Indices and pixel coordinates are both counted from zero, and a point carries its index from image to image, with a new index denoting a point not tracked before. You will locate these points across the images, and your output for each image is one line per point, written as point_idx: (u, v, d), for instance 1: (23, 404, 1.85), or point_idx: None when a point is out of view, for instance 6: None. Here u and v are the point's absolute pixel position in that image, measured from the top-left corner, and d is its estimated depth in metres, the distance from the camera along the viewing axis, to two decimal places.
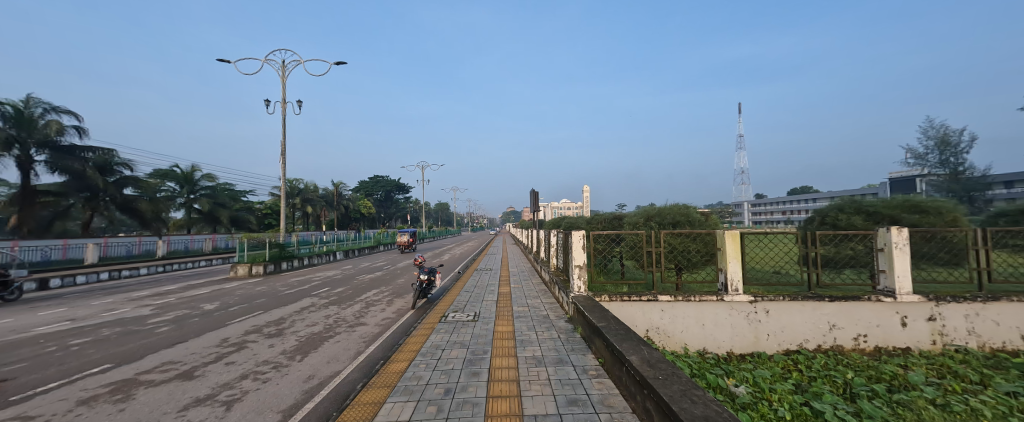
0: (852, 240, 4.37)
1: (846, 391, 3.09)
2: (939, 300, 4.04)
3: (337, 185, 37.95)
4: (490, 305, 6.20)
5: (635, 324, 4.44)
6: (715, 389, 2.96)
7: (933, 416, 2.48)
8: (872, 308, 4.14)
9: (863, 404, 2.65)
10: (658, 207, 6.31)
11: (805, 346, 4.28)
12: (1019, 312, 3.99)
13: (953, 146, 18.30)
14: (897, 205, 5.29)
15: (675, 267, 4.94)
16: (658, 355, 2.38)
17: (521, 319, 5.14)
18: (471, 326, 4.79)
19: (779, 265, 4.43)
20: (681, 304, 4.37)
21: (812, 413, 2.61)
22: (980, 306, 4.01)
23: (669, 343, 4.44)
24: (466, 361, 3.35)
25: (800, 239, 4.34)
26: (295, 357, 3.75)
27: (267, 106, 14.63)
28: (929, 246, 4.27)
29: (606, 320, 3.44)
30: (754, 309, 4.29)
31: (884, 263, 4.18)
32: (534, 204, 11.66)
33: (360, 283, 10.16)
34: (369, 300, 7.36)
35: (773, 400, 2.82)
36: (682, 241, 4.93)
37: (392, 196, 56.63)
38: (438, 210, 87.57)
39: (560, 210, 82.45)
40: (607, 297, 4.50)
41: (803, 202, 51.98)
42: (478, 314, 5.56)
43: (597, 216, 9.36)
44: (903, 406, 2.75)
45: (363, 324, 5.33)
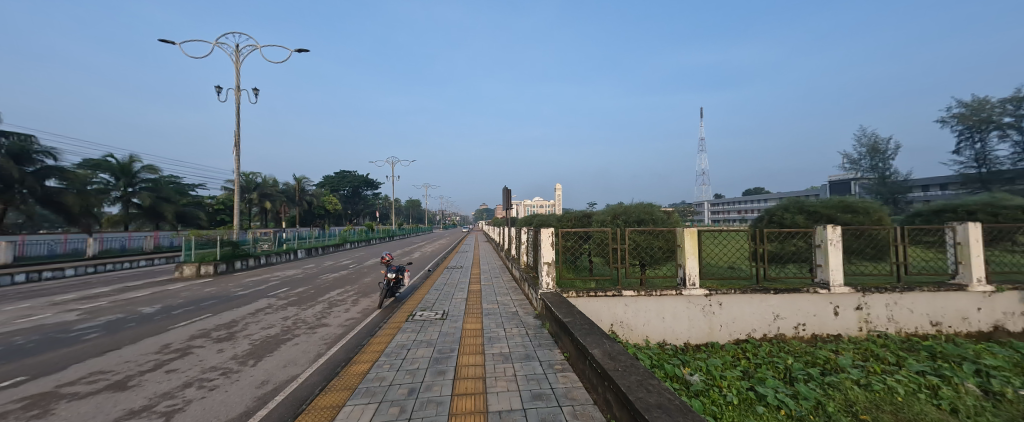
0: (794, 237, 4.77)
1: (785, 375, 3.38)
2: (866, 291, 4.50)
3: (299, 180, 36.04)
4: (460, 303, 6.12)
5: (601, 319, 4.56)
6: (672, 379, 3.12)
7: (858, 397, 2.76)
8: (810, 299, 4.54)
9: (799, 387, 2.91)
10: (623, 205, 6.57)
11: (754, 335, 4.60)
12: (929, 301, 4.52)
13: (881, 153, 20.40)
14: (832, 206, 5.85)
15: (640, 262, 5.17)
16: (619, 348, 2.47)
17: (491, 316, 5.12)
18: (439, 325, 4.72)
19: (732, 261, 4.72)
20: (643, 299, 4.57)
21: (757, 397, 2.83)
22: (898, 296, 4.52)
23: (632, 337, 4.61)
24: (432, 360, 3.31)
25: (750, 236, 4.67)
26: (247, 362, 3.52)
27: (219, 93, 13.72)
28: (858, 242, 4.74)
29: (572, 316, 3.52)
30: (709, 302, 4.57)
31: (821, 258, 4.59)
32: (506, 201, 11.69)
33: (323, 282, 9.70)
34: (332, 301, 7.05)
35: (723, 387, 3.01)
36: (645, 239, 5.20)
37: (360, 192, 54.74)
38: (409, 207, 85.66)
39: (532, 207, 82.73)
40: (574, 293, 4.59)
41: (756, 203, 55.94)
42: (447, 312, 5.48)
43: (568, 214, 9.57)
44: (833, 387, 3.04)
45: (325, 326, 5.10)
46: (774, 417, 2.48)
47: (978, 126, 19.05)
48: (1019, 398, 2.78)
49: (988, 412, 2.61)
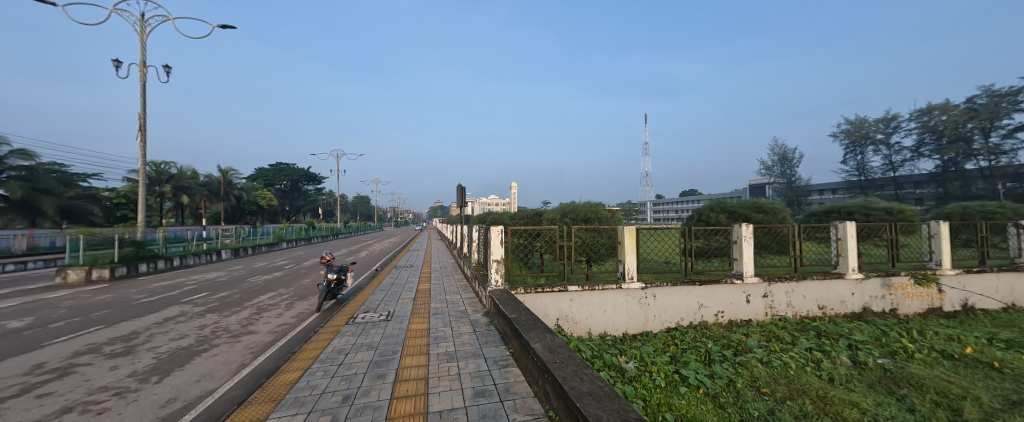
0: (716, 234, 5.32)
1: (705, 357, 3.77)
2: (771, 280, 5.17)
3: (225, 172, 32.20)
4: (406, 304, 5.91)
5: (547, 314, 4.69)
6: (609, 367, 3.31)
7: (761, 375, 3.16)
8: (728, 289, 5.09)
9: (715, 368, 3.26)
10: (572, 204, 6.82)
11: (682, 323, 5.05)
12: (818, 288, 5.31)
13: (790, 160, 23.47)
14: (748, 206, 6.65)
15: (585, 259, 5.41)
16: (559, 341, 2.57)
17: (438, 316, 5.02)
18: (382, 326, 4.52)
19: (666, 256, 5.13)
20: (587, 293, 4.79)
21: (681, 379, 3.12)
22: (796, 284, 5.25)
23: (576, 330, 4.80)
24: (372, 363, 3.16)
25: (682, 234, 5.11)
26: (150, 379, 3.08)
27: (117, 68, 11.73)
28: (767, 238, 5.44)
29: (518, 312, 3.59)
30: (644, 294, 4.92)
31: (737, 253, 5.18)
32: (459, 199, 11.54)
33: (251, 286, 8.77)
34: (261, 305, 6.41)
35: (653, 372, 3.27)
36: (591, 236, 5.44)
37: (299, 186, 50.51)
38: (356, 204, 80.72)
39: (487, 204, 82.50)
40: (522, 290, 4.66)
41: (690, 203, 61.31)
42: (392, 313, 5.28)
43: (520, 212, 9.71)
44: (743, 365, 3.46)
45: (251, 333, 4.62)
46: (694, 396, 2.76)
47: (860, 141, 22.82)
48: (876, 366, 3.42)
49: (854, 378, 3.17)
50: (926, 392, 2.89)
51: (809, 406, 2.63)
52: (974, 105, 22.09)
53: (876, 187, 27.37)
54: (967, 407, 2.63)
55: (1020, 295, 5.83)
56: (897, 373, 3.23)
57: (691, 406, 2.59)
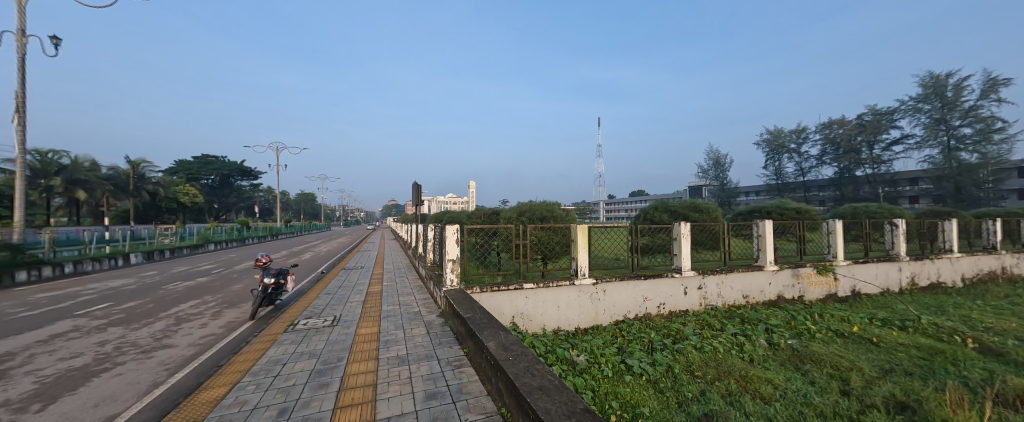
0: (659, 232, 5.72)
1: (648, 346, 4.04)
2: (704, 273, 5.69)
3: (135, 164, 28.09)
4: (355, 307, 5.60)
5: (503, 312, 4.72)
6: (562, 361, 3.41)
7: (695, 360, 3.46)
8: (669, 283, 5.50)
9: (657, 356, 3.51)
10: (529, 203, 6.91)
11: (629, 316, 5.35)
12: (744, 279, 5.94)
13: (723, 165, 25.90)
14: (686, 206, 7.25)
15: (541, 257, 5.52)
16: (513, 338, 2.60)
17: (390, 318, 4.82)
18: (327, 332, 4.24)
19: (615, 252, 5.41)
20: (542, 290, 4.89)
21: (627, 368, 3.31)
22: (725, 276, 5.82)
23: (531, 326, 4.87)
24: (313, 373, 2.95)
25: (630, 232, 5.42)
26: (31, 408, 2.60)
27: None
28: (702, 235, 5.97)
29: (473, 312, 3.56)
30: (596, 289, 5.15)
31: (676, 248, 5.62)
32: (414, 197, 11.17)
33: (169, 294, 7.73)
34: (181, 315, 5.68)
35: (602, 363, 3.43)
36: (546, 234, 5.56)
37: (230, 181, 45.67)
38: (298, 201, 74.80)
39: (443, 202, 80.97)
40: (478, 288, 4.62)
41: (637, 203, 65.29)
42: (339, 317, 4.97)
43: (478, 211, 9.64)
44: (680, 352, 3.76)
45: (167, 347, 4.08)
46: (637, 384, 2.95)
47: (778, 149, 25.94)
48: (786, 346, 3.92)
49: (769, 358, 3.61)
50: (823, 366, 3.38)
51: (733, 385, 2.94)
52: (862, 122, 26.15)
53: (790, 190, 31.23)
54: (851, 376, 3.12)
55: (895, 281, 7.02)
56: (801, 351, 3.74)
57: (635, 393, 2.77)
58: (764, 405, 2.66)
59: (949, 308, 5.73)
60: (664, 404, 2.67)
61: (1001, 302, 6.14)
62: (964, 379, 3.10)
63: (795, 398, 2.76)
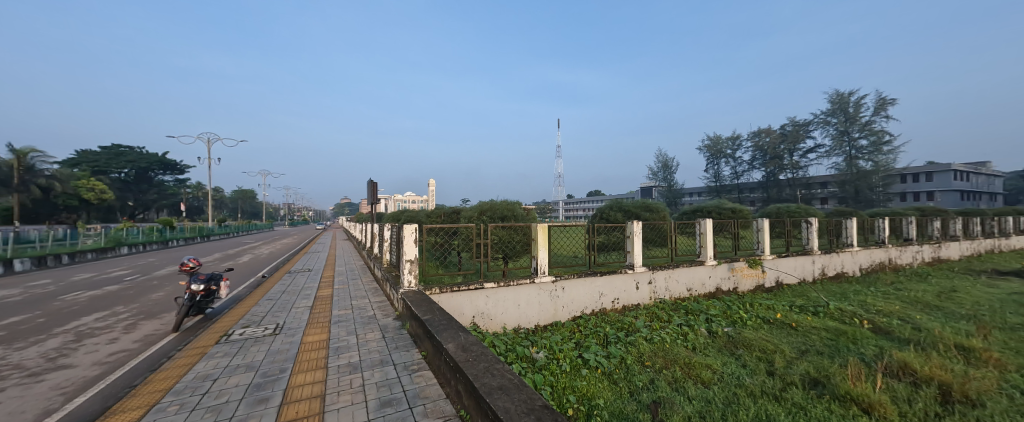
0: (614, 230, 5.94)
1: (603, 340, 4.17)
2: (654, 269, 6.01)
3: (25, 155, 23.98)
4: (301, 313, 5.20)
5: (463, 313, 4.62)
6: (521, 359, 3.40)
7: (647, 351, 3.63)
8: (623, 278, 5.74)
9: (612, 349, 3.63)
10: (489, 202, 6.86)
11: (585, 312, 5.50)
12: (689, 273, 6.36)
13: (670, 168, 27.66)
14: (638, 206, 7.63)
15: (501, 256, 5.50)
16: (473, 339, 2.54)
17: (341, 323, 4.53)
18: (267, 342, 3.88)
19: (574, 251, 5.54)
20: (502, 289, 4.86)
21: (584, 362, 3.38)
22: (673, 271, 6.20)
23: (491, 326, 4.83)
24: (250, 387, 2.68)
25: (587, 231, 5.58)
26: None
27: None
28: (652, 233, 6.30)
29: (431, 313, 3.44)
30: (555, 287, 5.23)
31: (630, 246, 5.88)
32: (369, 195, 10.66)
33: (69, 306, 6.65)
34: (85, 330, 4.90)
35: (561, 358, 3.48)
36: (506, 233, 5.54)
37: (146, 175, 40.49)
38: (237, 200, 68.43)
39: (400, 201, 78.56)
40: (437, 289, 4.49)
41: (593, 202, 67.87)
42: (282, 325, 4.58)
43: (436, 210, 9.42)
44: (633, 344, 3.92)
45: (65, 368, 3.49)
46: (594, 377, 3.03)
47: (717, 154, 28.30)
48: (725, 334, 4.25)
49: (710, 345, 3.89)
50: (755, 350, 3.71)
51: (678, 372, 3.12)
52: (784, 131, 29.38)
53: (727, 191, 34.17)
54: (777, 357, 3.47)
55: (810, 272, 7.90)
56: (737, 337, 4.08)
57: (591, 385, 2.84)
58: (705, 390, 2.86)
59: (851, 294, 6.57)
60: (617, 395, 2.76)
61: (889, 288, 7.18)
62: (865, 355, 3.57)
63: (732, 381, 3.00)
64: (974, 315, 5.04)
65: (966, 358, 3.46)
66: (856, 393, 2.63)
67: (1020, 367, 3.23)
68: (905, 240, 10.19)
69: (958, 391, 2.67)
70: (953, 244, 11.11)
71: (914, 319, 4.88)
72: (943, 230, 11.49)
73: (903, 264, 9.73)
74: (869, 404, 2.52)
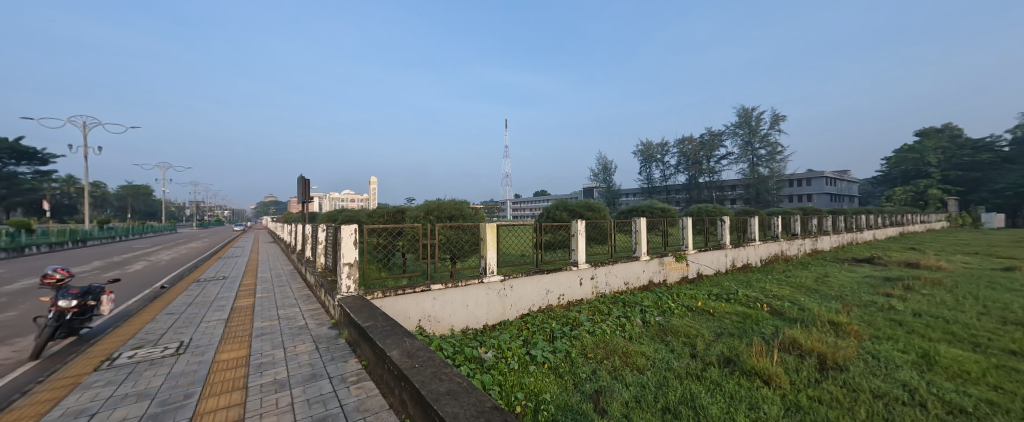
0: (560, 229, 6.14)
1: (550, 336, 4.25)
2: (596, 265, 6.30)
3: None
4: (212, 328, 4.54)
5: (408, 317, 4.39)
6: (470, 360, 3.32)
7: (591, 344, 3.76)
8: (568, 275, 5.93)
9: (558, 344, 3.71)
10: (436, 202, 6.65)
11: (533, 309, 5.57)
12: (627, 268, 6.78)
13: (608, 170, 29.37)
14: (581, 205, 7.95)
15: (449, 256, 5.35)
16: (419, 344, 2.41)
17: (265, 336, 4.04)
18: (167, 364, 3.32)
19: (522, 250, 5.59)
20: (450, 290, 4.72)
21: (533, 359, 3.40)
22: (613, 266, 6.56)
23: (439, 328, 4.66)
24: (143, 420, 2.25)
25: (535, 230, 5.66)
26: None
27: None
28: (594, 231, 6.61)
29: (373, 319, 3.21)
30: (503, 285, 5.23)
31: (574, 244, 6.10)
32: (299, 194, 9.74)
33: None
34: None
35: (509, 357, 3.46)
36: (455, 233, 5.40)
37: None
38: (131, 198, 58.33)
39: (338, 201, 73.36)
40: (380, 293, 4.21)
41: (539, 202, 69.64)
42: (188, 343, 3.96)
43: (377, 210, 8.92)
44: (578, 338, 4.05)
45: None
46: (541, 373, 3.06)
47: (648, 158, 30.72)
48: (657, 323, 4.58)
49: (645, 334, 4.18)
50: (680, 336, 4.06)
51: (617, 361, 3.29)
52: (702, 139, 32.92)
53: (658, 192, 37.26)
54: (699, 341, 3.82)
55: (724, 264, 8.89)
56: (668, 325, 4.43)
57: (538, 381, 2.86)
58: (640, 375, 3.04)
59: (755, 282, 7.55)
60: (562, 388, 2.82)
61: (783, 275, 8.37)
62: (765, 333, 4.11)
63: (662, 365, 3.23)
64: (841, 295, 6.07)
65: (835, 330, 4.13)
66: (759, 367, 2.99)
67: (870, 335, 3.94)
68: (793, 235, 11.97)
69: (831, 359, 3.17)
70: (826, 237, 13.35)
71: (799, 300, 5.74)
72: (818, 226, 13.77)
73: (791, 255, 11.41)
74: (769, 376, 2.89)
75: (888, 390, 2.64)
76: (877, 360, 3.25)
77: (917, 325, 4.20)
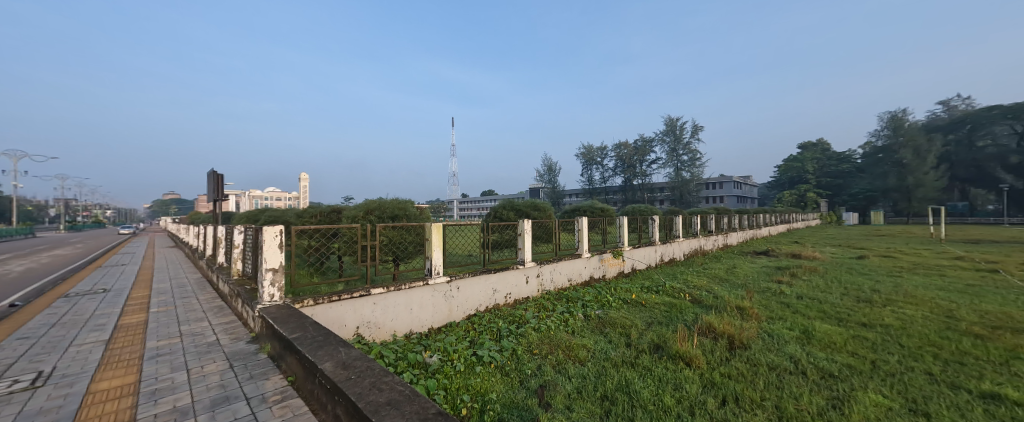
0: (507, 228, 6.24)
1: (496, 335, 4.29)
2: (541, 263, 6.50)
3: None
4: (88, 352, 3.80)
5: (344, 324, 4.12)
6: (414, 366, 3.23)
7: (535, 341, 3.87)
8: (514, 273, 6.03)
9: (504, 342, 3.77)
10: (377, 201, 6.32)
11: (479, 309, 5.57)
12: (570, 265, 7.09)
13: (552, 171, 30.40)
14: (527, 205, 8.15)
15: (391, 258, 5.13)
16: (356, 353, 2.28)
17: (163, 358, 3.50)
18: (17, 402, 2.70)
19: (468, 250, 5.56)
20: (392, 294, 4.53)
21: (479, 359, 3.41)
22: (557, 264, 6.81)
23: (379, 335, 4.45)
24: None
25: (482, 229, 5.67)
26: None
27: None
28: (539, 230, 6.81)
29: (302, 330, 2.95)
30: (449, 286, 5.16)
31: (520, 243, 6.23)
32: (212, 191, 8.60)
33: None
34: None
35: (455, 359, 3.43)
36: (398, 234, 5.20)
37: None
38: None
39: (262, 200, 66.12)
40: (311, 301, 3.89)
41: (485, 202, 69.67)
42: (51, 373, 3.27)
43: (308, 210, 8.21)
44: (523, 335, 4.14)
45: None
46: (487, 373, 3.08)
47: (589, 161, 32.43)
48: (596, 316, 4.87)
49: (585, 327, 4.42)
50: (616, 327, 4.36)
51: (560, 355, 3.44)
52: (636, 145, 35.60)
53: (597, 193, 39.49)
54: (633, 331, 4.14)
55: (654, 259, 9.72)
56: (605, 318, 4.73)
57: (484, 381, 2.88)
58: (581, 367, 3.21)
59: (680, 274, 8.38)
60: (509, 385, 2.87)
61: (701, 268, 9.42)
62: (687, 320, 4.58)
63: (601, 356, 3.45)
64: (746, 283, 7.01)
65: (741, 314, 4.75)
66: (681, 351, 3.32)
67: (767, 317, 4.60)
68: (710, 232, 13.52)
69: (738, 339, 3.64)
70: (734, 233, 15.29)
71: (714, 289, 6.51)
72: (728, 224, 15.73)
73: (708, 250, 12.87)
74: (690, 358, 3.23)
75: (779, 363, 3.11)
76: (772, 337, 3.81)
77: (800, 306, 5.01)
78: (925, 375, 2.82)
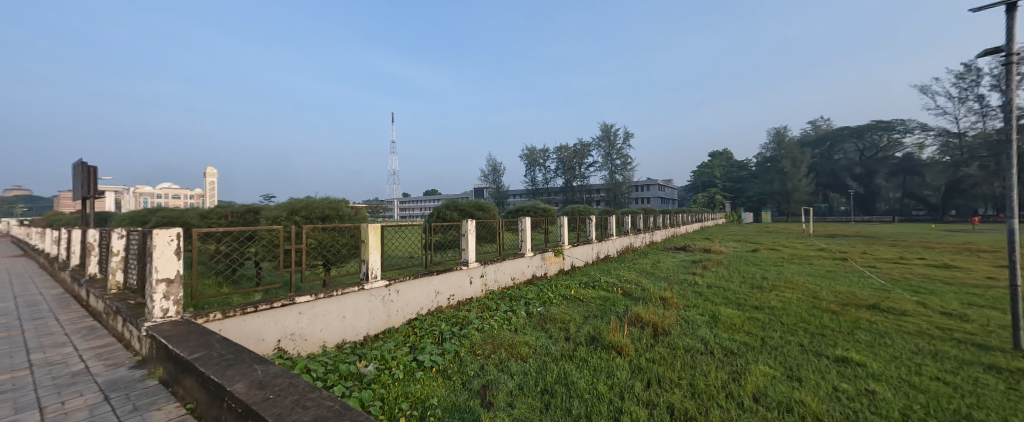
0: (450, 229, 6.15)
1: (438, 338, 4.20)
2: (485, 263, 6.51)
3: None
4: None
5: (263, 338, 3.71)
6: (347, 378, 3.02)
7: (477, 341, 3.87)
8: (457, 274, 5.96)
9: (445, 345, 3.70)
10: (305, 200, 5.80)
11: (421, 313, 5.40)
12: (513, 264, 7.21)
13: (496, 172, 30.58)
14: (470, 205, 8.09)
15: (321, 262, 4.74)
16: (276, 370, 2.07)
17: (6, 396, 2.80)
18: None
19: (409, 251, 5.36)
20: (322, 302, 4.19)
21: (419, 365, 3.31)
22: (501, 264, 6.88)
23: (306, 347, 4.08)
24: None
25: (424, 230, 5.51)
26: None
27: None
28: (482, 230, 6.82)
29: (207, 348, 2.59)
30: (387, 291, 4.92)
31: (464, 243, 6.17)
32: (84, 188, 7.10)
33: None
34: None
35: (393, 367, 3.29)
36: (329, 236, 4.82)
37: None
38: None
39: (159, 200, 56.63)
40: (218, 314, 3.42)
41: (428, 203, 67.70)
42: None
43: (218, 210, 7.21)
44: (466, 337, 4.11)
45: None
46: (428, 378, 3.01)
47: (531, 162, 33.26)
48: (538, 313, 5.02)
49: (526, 325, 4.53)
50: (556, 323, 4.54)
51: (502, 354, 3.48)
52: (575, 148, 37.40)
53: (539, 194, 40.71)
54: (571, 325, 4.35)
55: (591, 256, 10.31)
56: (546, 314, 4.90)
57: (424, 387, 2.81)
58: (523, 364, 3.29)
59: (613, 270, 9.00)
60: (450, 389, 2.84)
61: (632, 263, 10.22)
62: (618, 312, 4.92)
63: (542, 351, 3.57)
64: (668, 276, 7.78)
65: (664, 304, 5.26)
66: (613, 341, 3.58)
67: (684, 305, 5.15)
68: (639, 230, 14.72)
69: (662, 327, 4.02)
70: (659, 231, 16.86)
71: (642, 282, 7.10)
72: (654, 222, 17.32)
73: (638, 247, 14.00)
74: (620, 347, 3.49)
75: (693, 345, 3.51)
76: (688, 323, 4.27)
77: (710, 293, 5.70)
78: (799, 346, 3.39)
